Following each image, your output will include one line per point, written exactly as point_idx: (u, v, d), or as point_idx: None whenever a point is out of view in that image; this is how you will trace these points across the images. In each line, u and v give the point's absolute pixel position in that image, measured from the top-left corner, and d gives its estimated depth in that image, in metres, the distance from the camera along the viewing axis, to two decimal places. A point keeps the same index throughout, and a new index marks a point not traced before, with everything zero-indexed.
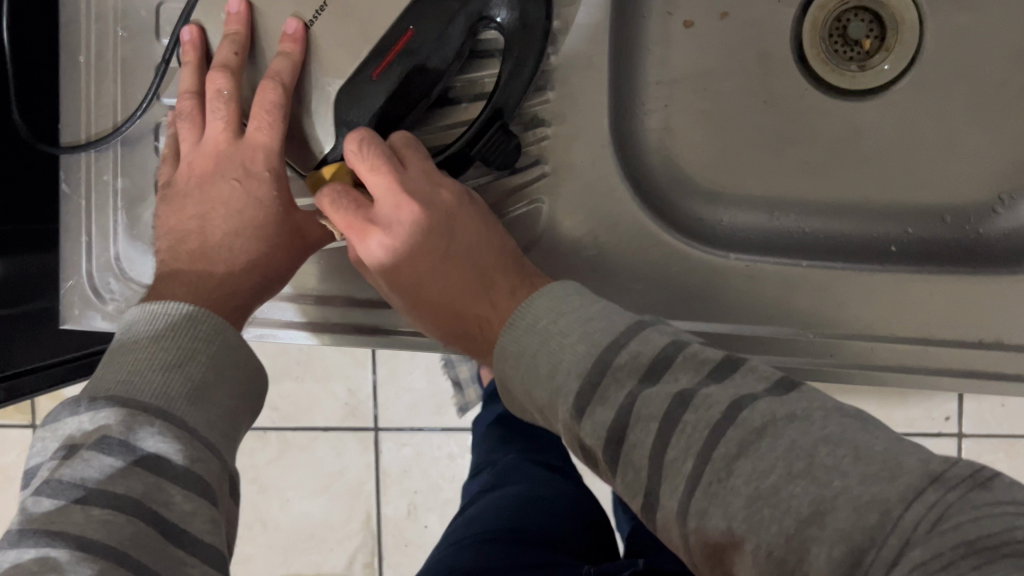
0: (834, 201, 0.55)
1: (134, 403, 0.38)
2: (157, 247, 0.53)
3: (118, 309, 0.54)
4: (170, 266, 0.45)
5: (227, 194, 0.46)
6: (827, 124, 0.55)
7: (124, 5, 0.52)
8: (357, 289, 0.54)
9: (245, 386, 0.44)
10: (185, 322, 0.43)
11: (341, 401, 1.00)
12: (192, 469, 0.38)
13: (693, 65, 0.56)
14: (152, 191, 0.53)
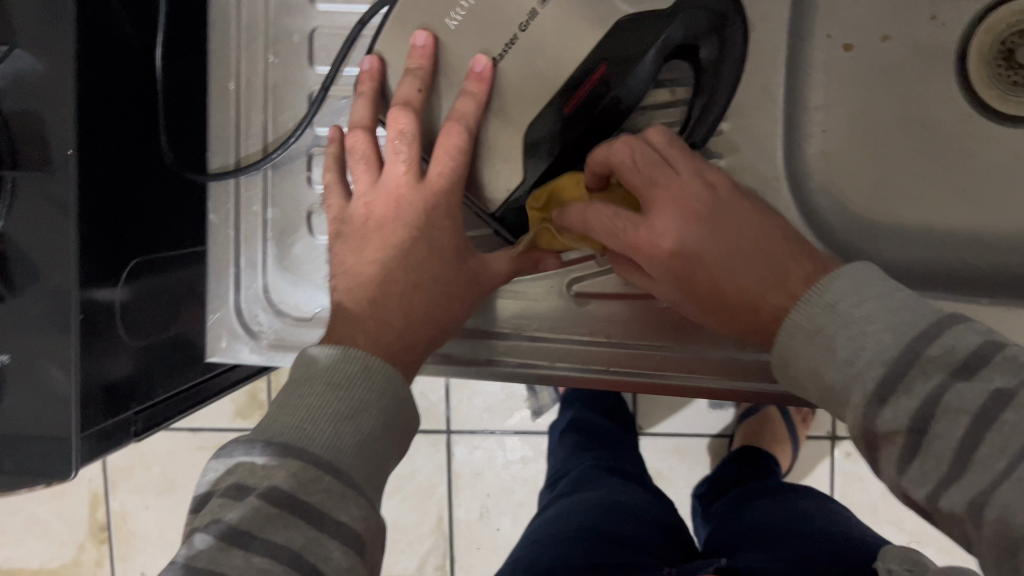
0: (994, 232, 0.54)
1: (301, 451, 0.37)
2: (309, 279, 0.52)
3: (270, 342, 0.53)
4: (349, 313, 0.44)
5: (409, 241, 0.46)
6: (987, 153, 0.54)
7: (275, 29, 0.51)
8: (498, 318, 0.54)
9: (398, 440, 0.42)
10: (357, 367, 0.41)
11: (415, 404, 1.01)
12: (352, 525, 0.37)
13: (851, 91, 0.55)
14: (303, 223, 0.52)
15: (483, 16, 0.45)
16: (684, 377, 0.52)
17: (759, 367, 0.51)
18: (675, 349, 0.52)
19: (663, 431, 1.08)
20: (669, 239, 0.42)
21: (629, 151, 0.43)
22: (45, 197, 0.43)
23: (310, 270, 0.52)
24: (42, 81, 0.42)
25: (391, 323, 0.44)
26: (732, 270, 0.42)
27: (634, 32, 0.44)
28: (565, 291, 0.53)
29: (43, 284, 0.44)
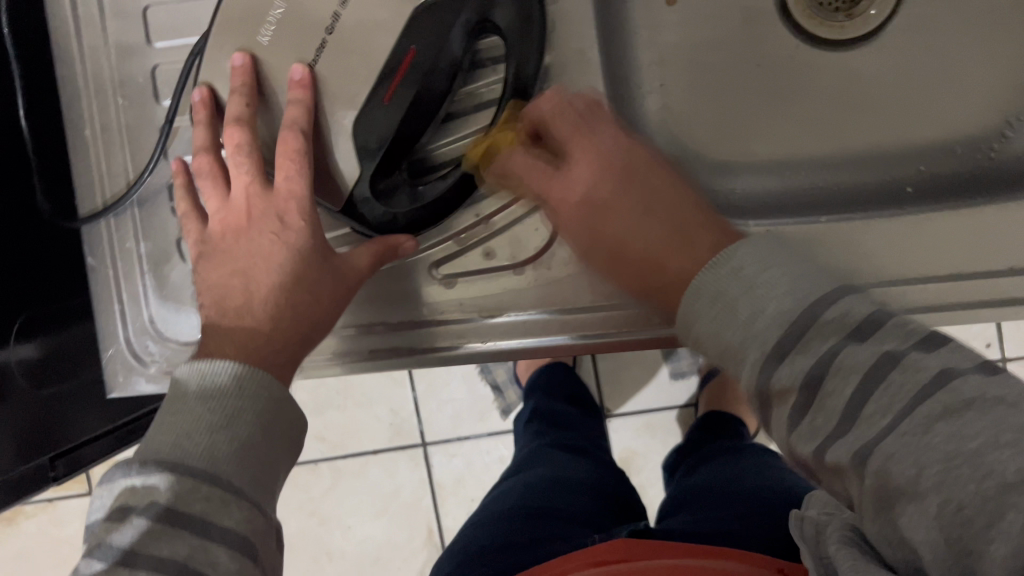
0: (843, 152, 0.55)
1: (165, 478, 0.37)
2: (188, 304, 0.55)
3: (160, 369, 0.55)
4: (214, 325, 0.45)
5: (266, 247, 0.46)
6: (823, 77, 0.55)
7: (120, 73, 0.54)
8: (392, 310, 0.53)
9: (285, 436, 0.42)
10: (231, 376, 0.41)
11: (385, 423, 1.02)
12: (237, 531, 0.36)
13: (685, 44, 0.56)
14: (175, 249, 0.55)
15: (293, 28, 0.47)
16: (556, 337, 0.52)
17: (625, 316, 0.52)
18: (543, 313, 0.53)
19: (630, 410, 1.08)
20: (581, 187, 0.47)
21: (599, 159, 0.48)
22: None
23: (188, 296, 0.55)
24: None
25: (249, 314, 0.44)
26: (627, 218, 0.45)
27: (444, 7, 0.46)
28: (429, 273, 0.54)
29: None
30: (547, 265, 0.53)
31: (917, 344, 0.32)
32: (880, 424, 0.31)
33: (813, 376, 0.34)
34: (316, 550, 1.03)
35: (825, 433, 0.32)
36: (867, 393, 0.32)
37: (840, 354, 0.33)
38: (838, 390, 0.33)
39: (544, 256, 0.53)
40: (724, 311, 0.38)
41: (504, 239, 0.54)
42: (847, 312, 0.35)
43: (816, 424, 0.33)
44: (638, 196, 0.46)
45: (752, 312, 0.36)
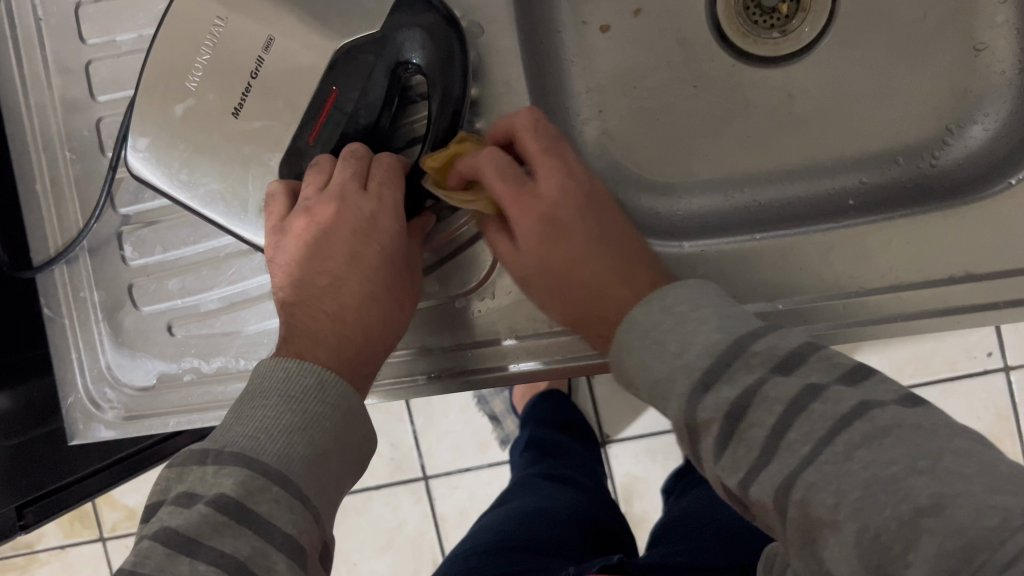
0: (784, 168, 0.55)
1: (261, 466, 0.38)
2: (143, 350, 0.56)
3: (118, 415, 0.56)
4: (350, 336, 0.46)
5: (382, 261, 0.47)
6: (760, 94, 0.56)
7: (67, 128, 0.55)
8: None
9: (353, 451, 0.43)
10: (283, 379, 0.43)
11: (387, 458, 1.07)
12: (298, 537, 0.37)
13: (620, 67, 0.57)
14: (126, 296, 0.56)
15: (220, 67, 0.48)
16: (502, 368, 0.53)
17: (563, 344, 0.52)
18: (487, 344, 0.53)
19: (630, 434, 1.07)
20: (551, 195, 0.46)
21: (563, 183, 0.47)
22: None
23: (142, 342, 0.56)
24: None
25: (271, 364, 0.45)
26: (579, 259, 0.46)
27: (352, 53, 0.47)
28: None
29: None
30: (489, 294, 0.53)
31: (841, 376, 0.35)
32: (801, 450, 0.33)
33: (769, 414, 0.34)
34: None
35: (746, 463, 0.34)
36: (810, 433, 0.33)
37: (815, 395, 0.34)
38: (762, 421, 0.35)
39: (485, 286, 0.53)
40: (649, 344, 0.41)
41: (445, 269, 0.54)
42: (771, 345, 0.37)
43: (738, 453, 0.35)
44: (580, 227, 0.46)
45: (676, 352, 0.39)
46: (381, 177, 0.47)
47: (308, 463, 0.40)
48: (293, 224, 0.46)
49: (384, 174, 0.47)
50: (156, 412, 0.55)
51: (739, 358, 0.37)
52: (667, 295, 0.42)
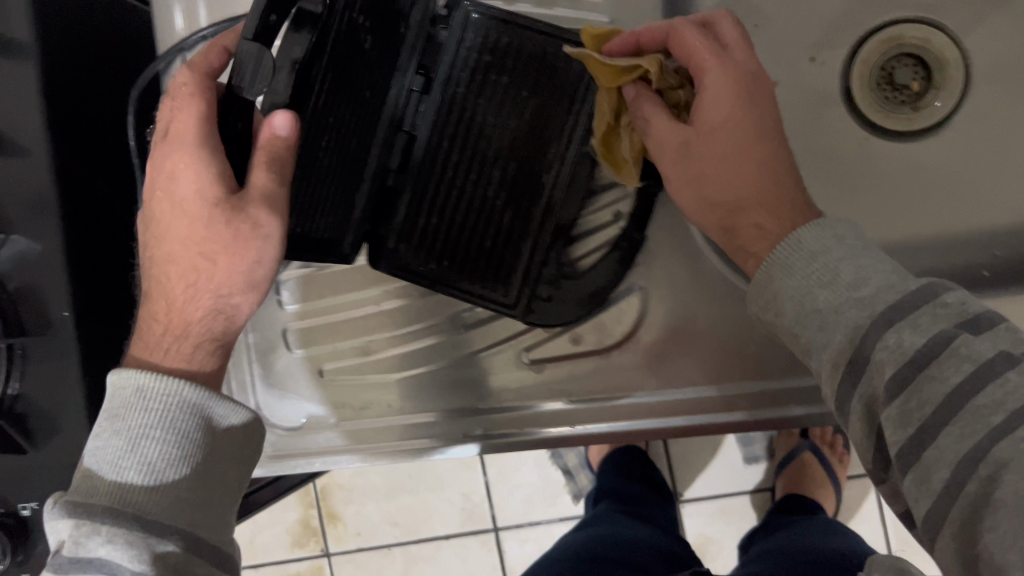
0: (915, 238, 0.57)
1: (87, 509, 0.42)
2: (293, 392, 0.59)
3: (267, 455, 0.58)
4: (169, 285, 0.47)
5: (189, 228, 0.46)
6: (891, 167, 0.58)
7: None
8: (478, 395, 0.59)
9: (221, 451, 0.47)
10: (124, 398, 0.45)
11: (460, 508, 1.17)
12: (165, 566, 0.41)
13: None
14: (280, 338, 0.59)
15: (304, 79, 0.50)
16: (655, 421, 0.58)
17: (713, 399, 0.58)
18: (635, 396, 0.59)
19: (702, 493, 1.12)
20: (719, 113, 0.49)
21: (732, 89, 0.49)
22: (53, 354, 0.54)
23: (294, 383, 0.59)
24: (36, 256, 0.54)
25: (157, 354, 0.47)
26: (735, 157, 0.49)
27: (449, 46, 0.54)
28: (519, 358, 0.59)
29: (59, 432, 0.55)
30: (632, 349, 0.59)
31: (959, 325, 0.38)
32: (937, 398, 0.37)
33: (897, 363, 0.38)
34: None
35: (918, 417, 0.37)
36: (969, 384, 0.36)
37: (955, 338, 0.38)
38: (944, 375, 0.37)
39: (630, 342, 0.59)
40: (806, 301, 0.42)
41: (591, 325, 0.59)
42: (960, 306, 0.39)
43: (906, 408, 0.37)
44: (758, 148, 0.49)
45: (852, 283, 0.41)
46: (262, 162, 0.44)
47: (184, 508, 0.44)
48: (183, 211, 0.45)
49: (268, 160, 0.44)
50: (315, 446, 0.58)
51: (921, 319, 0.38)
52: (804, 240, 0.44)
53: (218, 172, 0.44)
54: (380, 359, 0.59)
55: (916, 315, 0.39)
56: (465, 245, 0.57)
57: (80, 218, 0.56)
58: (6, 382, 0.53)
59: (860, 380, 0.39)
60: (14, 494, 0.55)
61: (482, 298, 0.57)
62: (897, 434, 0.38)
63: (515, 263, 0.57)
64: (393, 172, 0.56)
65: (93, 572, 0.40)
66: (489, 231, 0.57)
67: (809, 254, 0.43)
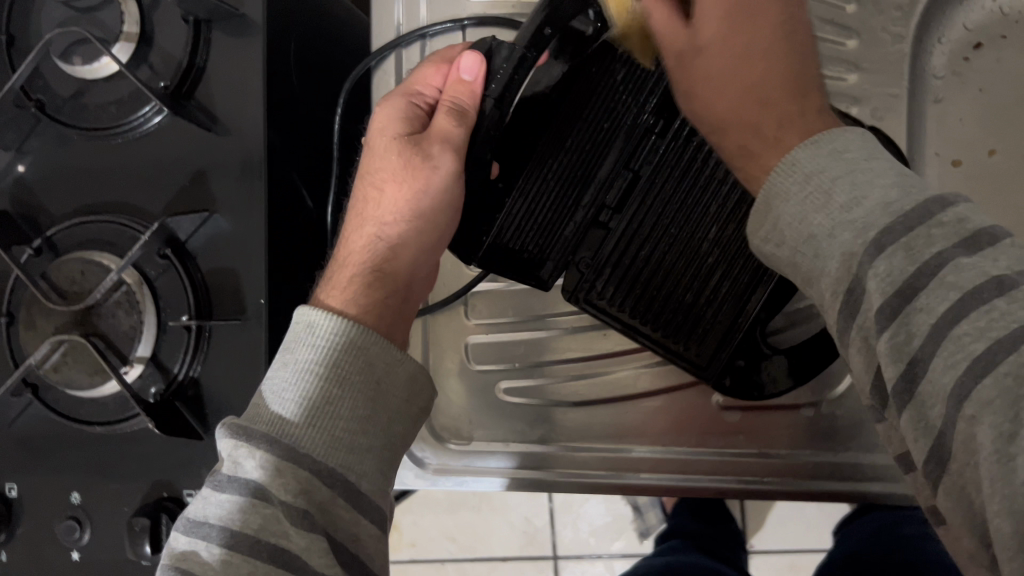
0: None
1: (249, 433, 0.42)
2: (466, 407, 0.63)
3: (435, 466, 0.63)
4: (357, 221, 0.53)
5: (395, 172, 0.52)
6: None
7: None
8: (614, 436, 0.62)
9: (392, 403, 0.46)
10: (307, 330, 0.46)
11: (521, 531, 1.17)
12: (298, 503, 0.41)
13: (966, 204, 0.58)
14: (458, 352, 0.64)
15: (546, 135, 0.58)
16: (828, 482, 0.61)
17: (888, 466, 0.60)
18: (818, 455, 0.61)
19: (775, 547, 1.10)
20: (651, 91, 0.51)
21: (721, 14, 0.46)
22: (239, 341, 0.52)
23: (468, 399, 0.63)
24: (229, 237, 0.52)
25: (337, 291, 0.49)
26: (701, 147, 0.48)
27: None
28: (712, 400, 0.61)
29: None
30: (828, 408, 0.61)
31: (960, 243, 0.35)
32: (973, 349, 0.33)
33: (886, 294, 0.35)
34: None
35: (911, 350, 0.34)
36: (954, 314, 0.34)
37: (945, 264, 0.34)
38: (930, 307, 0.34)
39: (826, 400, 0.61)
40: (812, 200, 0.39)
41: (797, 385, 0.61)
42: (960, 219, 0.35)
43: (898, 340, 0.35)
44: (767, 18, 0.46)
45: (846, 204, 0.37)
46: (449, 108, 0.52)
47: (338, 446, 0.43)
48: (370, 147, 0.54)
49: (452, 104, 0.52)
50: (476, 464, 0.62)
51: (926, 238, 0.35)
52: (838, 137, 0.40)
53: (405, 115, 0.54)
54: (547, 387, 0.63)
55: (924, 238, 0.35)
56: (666, 297, 0.58)
57: (281, 211, 0.54)
58: (188, 364, 0.52)
59: (856, 317, 0.37)
60: (180, 480, 0.53)
61: (672, 349, 0.58)
62: (892, 367, 0.35)
63: (715, 322, 0.57)
64: (610, 210, 0.58)
65: (246, 492, 0.41)
66: (692, 286, 0.57)
67: (836, 146, 0.40)
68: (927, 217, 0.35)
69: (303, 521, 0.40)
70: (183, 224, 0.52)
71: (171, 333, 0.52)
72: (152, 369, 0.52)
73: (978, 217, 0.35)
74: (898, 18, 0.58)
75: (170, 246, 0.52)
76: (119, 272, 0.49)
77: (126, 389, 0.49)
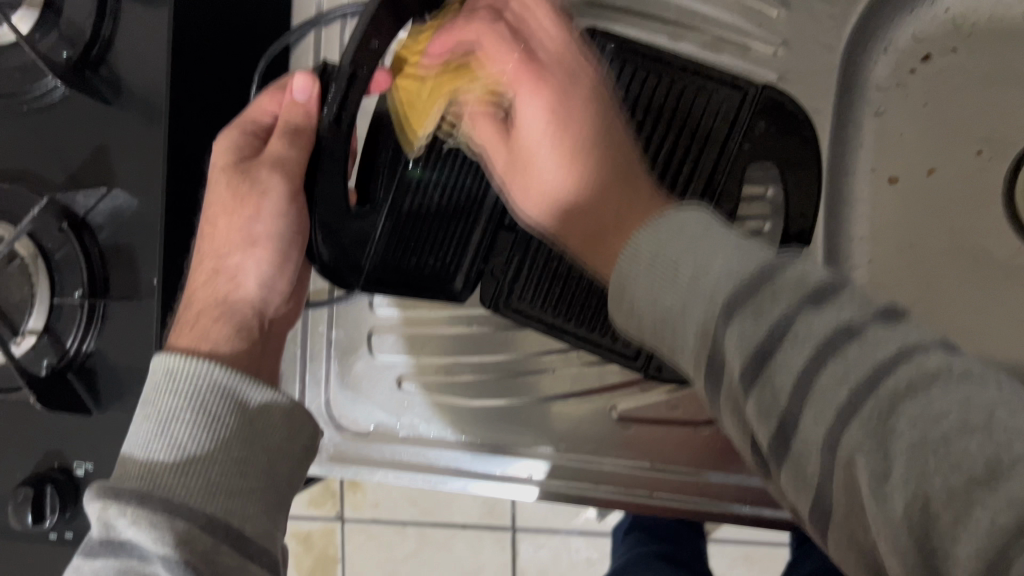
0: None
1: (119, 493, 0.38)
2: (365, 396, 0.61)
3: (328, 454, 0.60)
4: (198, 260, 0.51)
5: (232, 207, 0.50)
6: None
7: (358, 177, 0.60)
8: (522, 435, 0.60)
9: (274, 432, 0.44)
10: (167, 374, 0.43)
11: (480, 501, 1.02)
12: (179, 558, 0.37)
13: (899, 223, 0.59)
14: (364, 341, 0.61)
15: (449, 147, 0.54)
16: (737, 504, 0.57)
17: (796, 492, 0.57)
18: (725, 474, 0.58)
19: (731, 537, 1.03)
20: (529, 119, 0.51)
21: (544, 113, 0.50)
22: (134, 320, 0.52)
23: (367, 388, 0.61)
24: (131, 214, 0.51)
25: (189, 331, 0.47)
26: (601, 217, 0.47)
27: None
28: (609, 410, 0.59)
29: (126, 400, 0.53)
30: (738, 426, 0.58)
31: (803, 298, 0.33)
32: (838, 402, 0.30)
33: (742, 358, 0.33)
34: None
35: (775, 413, 0.32)
36: (812, 370, 0.31)
37: (794, 321, 0.32)
38: (788, 362, 0.32)
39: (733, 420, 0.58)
40: (661, 278, 0.38)
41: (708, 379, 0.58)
42: (802, 277, 0.34)
43: (763, 399, 0.33)
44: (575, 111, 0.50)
45: (690, 278, 0.37)
46: (284, 130, 0.50)
47: (214, 492, 0.40)
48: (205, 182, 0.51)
49: (286, 127, 0.50)
50: (379, 456, 0.60)
51: (769, 292, 0.34)
52: (675, 220, 0.40)
53: (233, 143, 0.51)
54: (448, 382, 0.60)
55: (769, 301, 0.34)
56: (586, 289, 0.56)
57: (181, 189, 0.53)
58: (82, 339, 0.52)
59: (721, 388, 0.35)
60: (71, 452, 0.53)
61: (601, 343, 0.57)
62: (765, 430, 0.33)
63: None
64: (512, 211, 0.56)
65: (123, 557, 0.37)
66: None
67: (666, 229, 0.40)
68: (768, 281, 0.34)
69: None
70: (80, 199, 0.51)
71: (65, 308, 0.51)
72: (45, 341, 0.51)
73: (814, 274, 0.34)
74: (830, 27, 0.57)
75: (67, 221, 0.51)
76: (10, 244, 0.49)
77: (12, 362, 0.48)
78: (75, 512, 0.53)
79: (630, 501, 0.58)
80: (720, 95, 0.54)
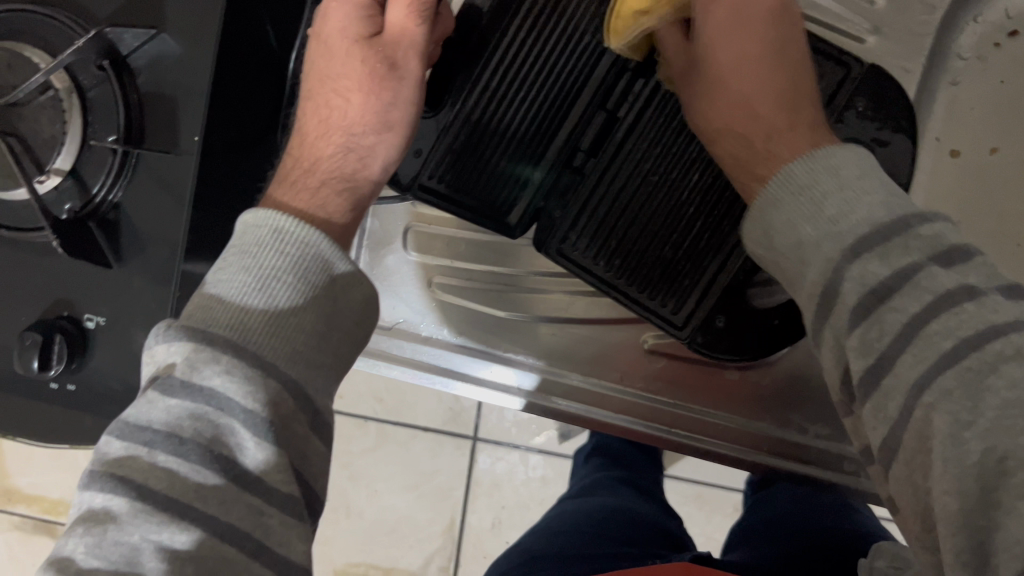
0: None
1: (213, 340, 0.35)
2: (394, 289, 0.61)
3: None
4: (307, 135, 0.50)
5: (356, 81, 0.49)
6: None
7: None
8: (545, 351, 0.61)
9: (351, 318, 0.42)
10: (274, 233, 0.40)
11: (444, 407, 0.98)
12: (261, 414, 0.35)
13: (951, 199, 0.63)
14: (399, 237, 0.61)
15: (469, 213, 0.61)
16: (741, 449, 0.60)
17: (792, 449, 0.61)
18: (741, 420, 0.61)
19: (684, 474, 0.97)
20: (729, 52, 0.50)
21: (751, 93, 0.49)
22: (163, 174, 0.49)
23: (397, 282, 0.61)
24: (176, 62, 0.48)
25: (303, 195, 0.46)
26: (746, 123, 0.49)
27: None
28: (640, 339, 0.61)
29: (148, 256, 0.50)
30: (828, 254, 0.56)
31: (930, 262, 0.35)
32: (940, 357, 0.33)
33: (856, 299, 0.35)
34: (337, 502, 0.99)
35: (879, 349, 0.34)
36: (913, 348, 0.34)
37: (918, 272, 0.35)
38: (904, 306, 0.34)
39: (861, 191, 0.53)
40: None
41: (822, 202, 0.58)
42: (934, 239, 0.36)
43: None
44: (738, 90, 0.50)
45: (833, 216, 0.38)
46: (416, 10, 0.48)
47: (298, 359, 0.38)
48: (328, 49, 0.50)
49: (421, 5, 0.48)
50: (398, 354, 0.60)
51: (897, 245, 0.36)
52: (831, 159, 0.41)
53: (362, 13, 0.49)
54: (481, 290, 0.61)
55: (899, 249, 0.36)
56: (644, 249, 0.57)
57: (233, 51, 0.51)
58: (110, 188, 0.49)
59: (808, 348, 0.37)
60: (81, 304, 0.51)
61: (647, 305, 0.57)
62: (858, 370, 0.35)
63: (692, 281, 0.57)
64: (582, 153, 0.58)
65: (199, 401, 0.34)
66: (671, 240, 0.57)
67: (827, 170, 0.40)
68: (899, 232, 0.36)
69: (269, 435, 0.35)
70: (126, 39, 0.48)
71: (96, 152, 0.49)
72: (70, 184, 0.48)
73: (952, 237, 0.36)
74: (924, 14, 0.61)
75: (108, 59, 0.47)
76: (46, 76, 0.45)
77: (35, 201, 0.46)
78: (82, 363, 0.51)
79: (642, 433, 0.61)
80: (824, 70, 0.56)
